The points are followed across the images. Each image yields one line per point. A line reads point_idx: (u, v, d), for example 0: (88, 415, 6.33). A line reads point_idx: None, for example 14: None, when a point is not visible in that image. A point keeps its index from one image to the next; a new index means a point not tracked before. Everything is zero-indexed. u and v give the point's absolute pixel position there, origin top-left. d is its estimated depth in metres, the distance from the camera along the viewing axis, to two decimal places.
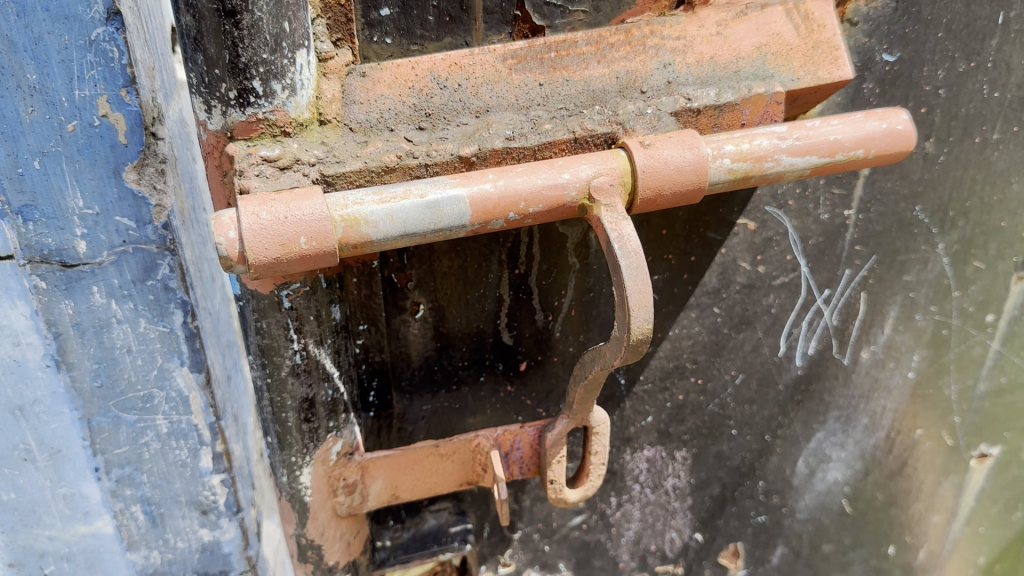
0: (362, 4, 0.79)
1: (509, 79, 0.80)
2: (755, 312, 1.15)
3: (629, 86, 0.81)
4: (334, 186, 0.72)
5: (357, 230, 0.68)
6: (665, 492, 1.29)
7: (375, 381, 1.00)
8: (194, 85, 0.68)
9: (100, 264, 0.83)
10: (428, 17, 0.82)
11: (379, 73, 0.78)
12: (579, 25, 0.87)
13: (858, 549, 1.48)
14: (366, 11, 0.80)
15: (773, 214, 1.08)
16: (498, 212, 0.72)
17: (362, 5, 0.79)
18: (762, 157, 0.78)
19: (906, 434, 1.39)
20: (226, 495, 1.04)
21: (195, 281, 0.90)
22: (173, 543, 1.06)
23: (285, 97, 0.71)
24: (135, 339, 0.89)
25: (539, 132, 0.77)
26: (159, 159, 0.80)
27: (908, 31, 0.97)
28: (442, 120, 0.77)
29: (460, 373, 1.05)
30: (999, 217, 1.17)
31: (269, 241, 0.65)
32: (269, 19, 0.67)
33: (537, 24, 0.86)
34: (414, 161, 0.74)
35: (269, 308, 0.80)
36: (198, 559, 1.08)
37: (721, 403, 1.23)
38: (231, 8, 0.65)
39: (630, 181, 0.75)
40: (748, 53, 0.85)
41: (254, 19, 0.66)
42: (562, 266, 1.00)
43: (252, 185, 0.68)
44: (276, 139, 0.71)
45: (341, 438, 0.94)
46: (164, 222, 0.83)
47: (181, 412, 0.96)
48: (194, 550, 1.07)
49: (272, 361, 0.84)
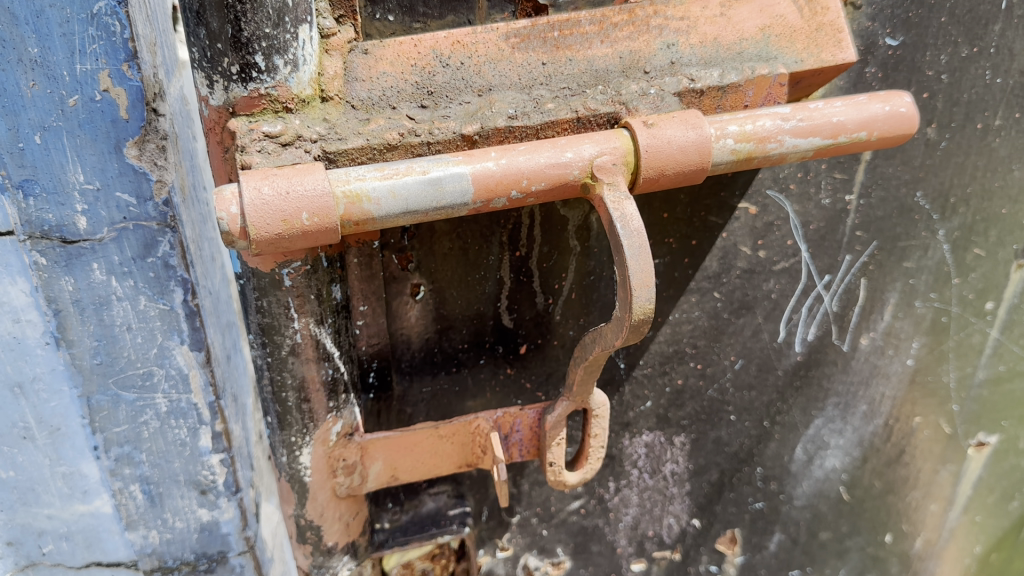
0: None
1: (512, 58, 0.79)
2: (755, 297, 1.15)
3: (632, 66, 0.81)
4: (336, 163, 0.72)
5: (359, 207, 0.68)
6: (663, 478, 1.30)
7: (376, 363, 1.00)
8: (196, 60, 0.68)
9: (100, 240, 0.83)
10: None
11: (381, 51, 0.77)
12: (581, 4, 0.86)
13: (855, 537, 1.48)
14: None
15: (774, 198, 1.08)
16: (500, 190, 0.72)
17: None
18: (765, 138, 0.78)
19: (905, 422, 1.39)
20: (225, 474, 1.03)
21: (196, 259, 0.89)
22: (171, 522, 1.06)
23: (287, 72, 0.70)
24: (135, 317, 0.88)
25: (542, 111, 0.77)
26: (160, 135, 0.80)
27: (911, 16, 0.97)
28: (444, 98, 0.77)
29: (460, 356, 1.05)
30: (1000, 204, 1.17)
31: (271, 217, 0.65)
32: None
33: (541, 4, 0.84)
34: (417, 139, 0.74)
35: (270, 287, 0.80)
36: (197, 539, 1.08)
37: (720, 388, 1.23)
38: None
39: (632, 161, 0.75)
40: (752, 34, 0.85)
41: None
42: (563, 249, 1.00)
43: (254, 161, 0.69)
44: (278, 115, 0.71)
45: (342, 418, 0.93)
46: (165, 199, 0.82)
47: (180, 390, 0.95)
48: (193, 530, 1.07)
49: (272, 341, 0.84)
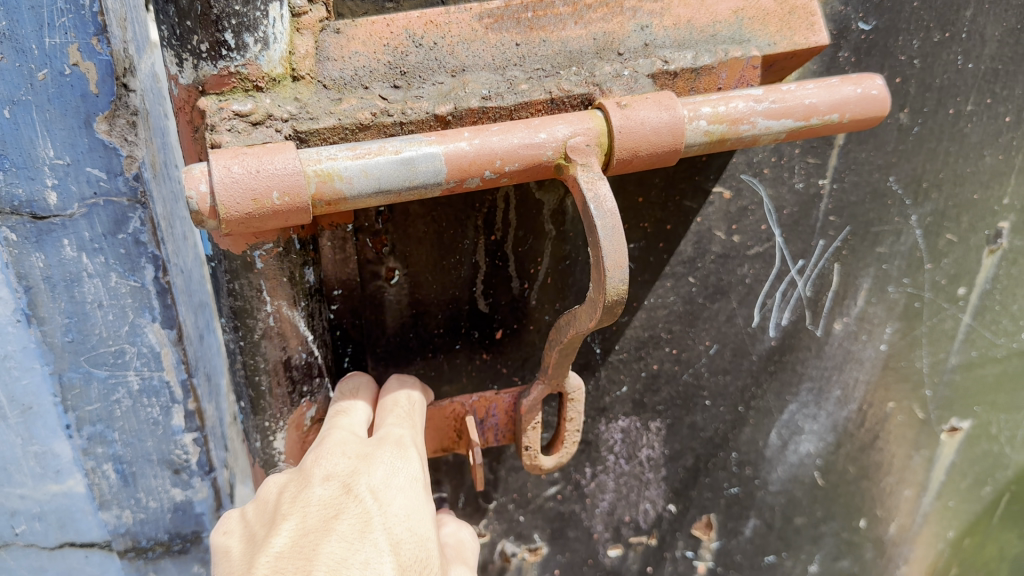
0: None
1: (485, 38, 0.79)
2: (730, 282, 1.15)
3: (606, 48, 0.81)
4: (307, 143, 0.71)
5: (331, 185, 0.68)
6: (639, 463, 1.31)
7: (349, 348, 0.98)
8: (165, 38, 0.67)
9: (71, 218, 0.85)
10: None
11: (354, 30, 0.76)
12: None
13: (828, 522, 1.50)
14: None
15: (748, 182, 1.08)
16: (474, 170, 0.72)
17: None
18: (738, 119, 0.78)
19: (878, 407, 1.41)
20: (195, 453, 1.07)
21: (167, 236, 0.91)
22: (146, 497, 1.10)
23: (258, 50, 0.69)
24: (106, 294, 0.91)
25: (515, 92, 0.77)
26: (130, 111, 0.81)
27: (883, 0, 0.97)
28: (417, 78, 0.76)
29: (435, 341, 1.04)
30: (972, 189, 1.18)
31: (242, 195, 0.65)
32: None
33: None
34: (389, 119, 0.73)
35: (242, 270, 0.79)
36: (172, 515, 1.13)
37: (695, 373, 1.23)
38: None
39: (606, 142, 0.75)
40: (725, 17, 0.85)
41: None
42: (538, 233, 1.00)
43: (224, 140, 0.68)
44: (248, 94, 0.70)
45: (316, 404, 0.93)
46: (135, 174, 0.84)
47: (152, 368, 0.98)
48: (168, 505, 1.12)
49: (244, 324, 0.83)
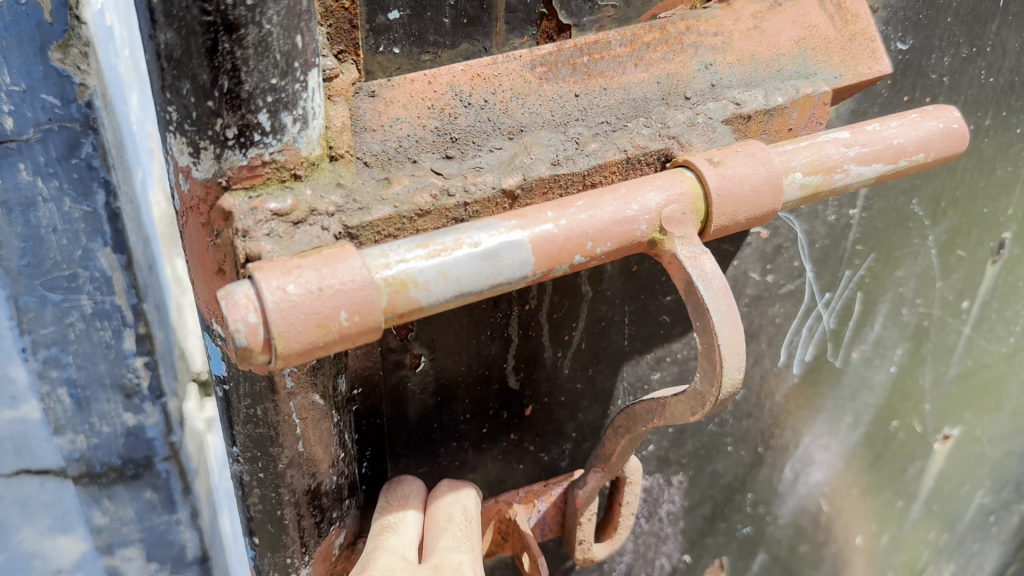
0: (366, 6, 0.60)
1: (540, 91, 0.67)
2: (760, 324, 1.07)
3: (672, 92, 0.70)
4: (359, 239, 0.57)
5: (405, 295, 0.54)
6: (659, 520, 1.20)
7: (369, 451, 0.83)
8: (175, 123, 0.51)
9: (26, 141, 0.74)
10: (443, 20, 0.63)
11: (392, 92, 0.62)
12: (608, 22, 0.71)
13: (831, 545, 1.45)
14: (370, 14, 0.61)
15: (785, 219, 1.00)
16: (563, 256, 0.60)
17: (367, 8, 0.60)
18: (832, 168, 0.69)
19: (884, 427, 1.36)
20: (152, 378, 0.96)
21: (117, 161, 0.81)
22: (89, 445, 0.99)
23: (296, 130, 0.55)
24: (58, 217, 0.80)
25: (587, 153, 0.65)
26: (82, 42, 0.73)
27: (921, 17, 0.90)
28: (471, 145, 0.63)
29: (461, 427, 0.91)
30: (983, 204, 1.15)
31: (303, 321, 0.50)
32: (279, 33, 0.50)
33: (564, 22, 0.69)
34: (452, 200, 0.60)
35: (265, 393, 0.64)
36: (131, 490, 1.06)
37: (720, 421, 1.14)
38: (231, 22, 0.48)
39: (702, 207, 0.64)
40: (788, 48, 0.76)
41: (260, 34, 0.49)
42: (575, 297, 0.88)
43: (264, 248, 0.53)
44: (285, 185, 0.55)
45: (344, 529, 0.78)
46: (87, 101, 0.75)
47: (106, 293, 0.87)
48: (115, 471, 1.03)
49: (267, 454, 0.68)
